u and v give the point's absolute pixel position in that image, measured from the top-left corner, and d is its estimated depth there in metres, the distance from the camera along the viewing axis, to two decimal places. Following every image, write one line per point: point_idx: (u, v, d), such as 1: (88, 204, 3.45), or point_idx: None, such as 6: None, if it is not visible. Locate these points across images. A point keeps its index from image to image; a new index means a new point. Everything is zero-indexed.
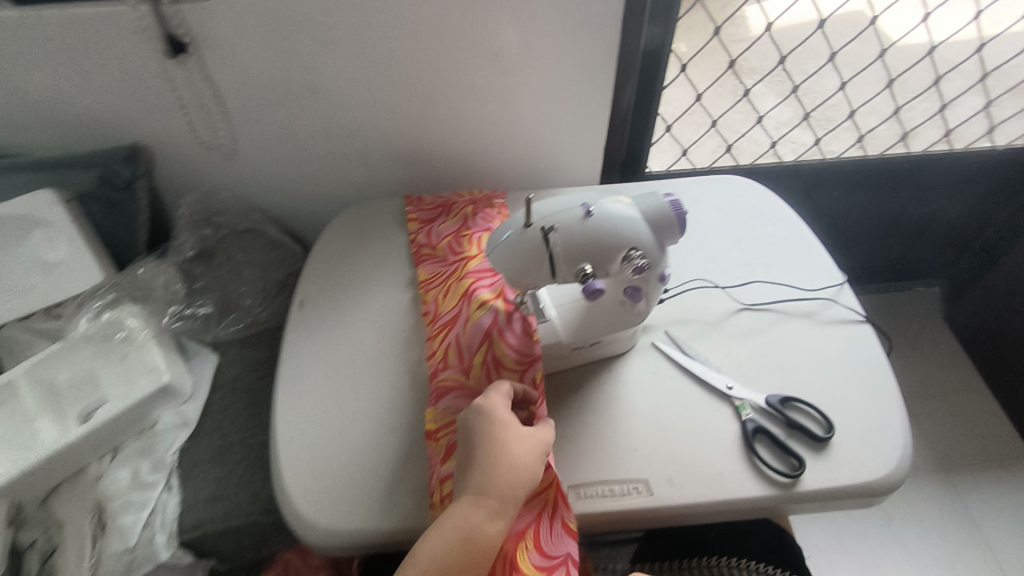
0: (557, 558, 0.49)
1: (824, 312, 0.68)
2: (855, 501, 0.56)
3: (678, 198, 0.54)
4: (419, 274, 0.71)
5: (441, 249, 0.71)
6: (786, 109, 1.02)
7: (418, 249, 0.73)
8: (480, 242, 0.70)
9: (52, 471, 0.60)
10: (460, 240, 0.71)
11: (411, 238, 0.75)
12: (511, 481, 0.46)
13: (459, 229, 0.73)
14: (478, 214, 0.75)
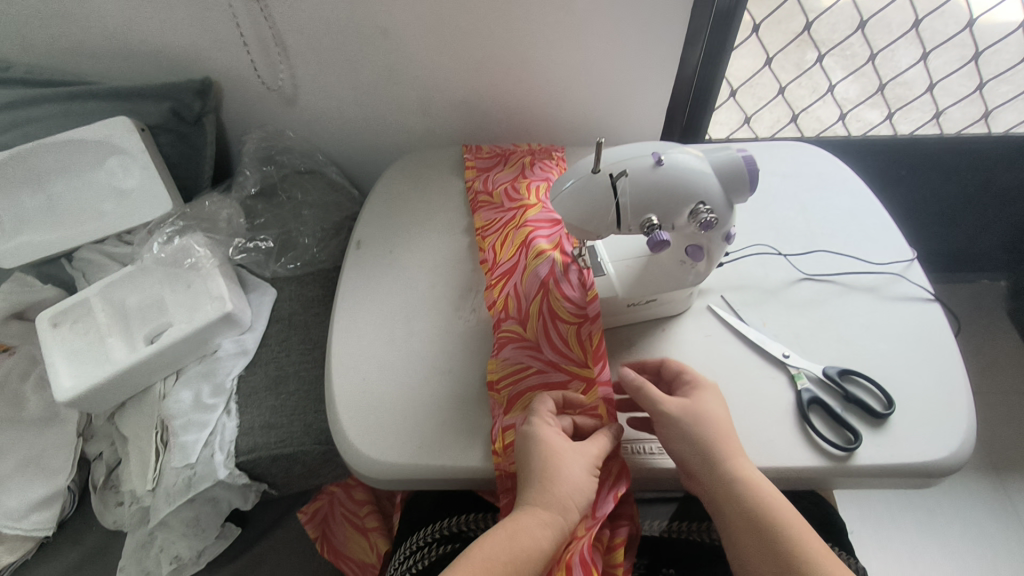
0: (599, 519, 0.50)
1: (891, 287, 0.65)
2: (911, 481, 0.54)
3: (752, 154, 0.52)
4: (475, 222, 0.71)
5: (498, 196, 0.71)
6: (857, 83, 0.95)
7: (475, 196, 0.74)
8: (538, 191, 0.70)
9: (124, 385, 0.65)
10: (518, 188, 0.71)
11: (468, 186, 0.76)
12: (559, 505, 0.47)
13: (516, 178, 0.73)
14: (535, 164, 0.75)
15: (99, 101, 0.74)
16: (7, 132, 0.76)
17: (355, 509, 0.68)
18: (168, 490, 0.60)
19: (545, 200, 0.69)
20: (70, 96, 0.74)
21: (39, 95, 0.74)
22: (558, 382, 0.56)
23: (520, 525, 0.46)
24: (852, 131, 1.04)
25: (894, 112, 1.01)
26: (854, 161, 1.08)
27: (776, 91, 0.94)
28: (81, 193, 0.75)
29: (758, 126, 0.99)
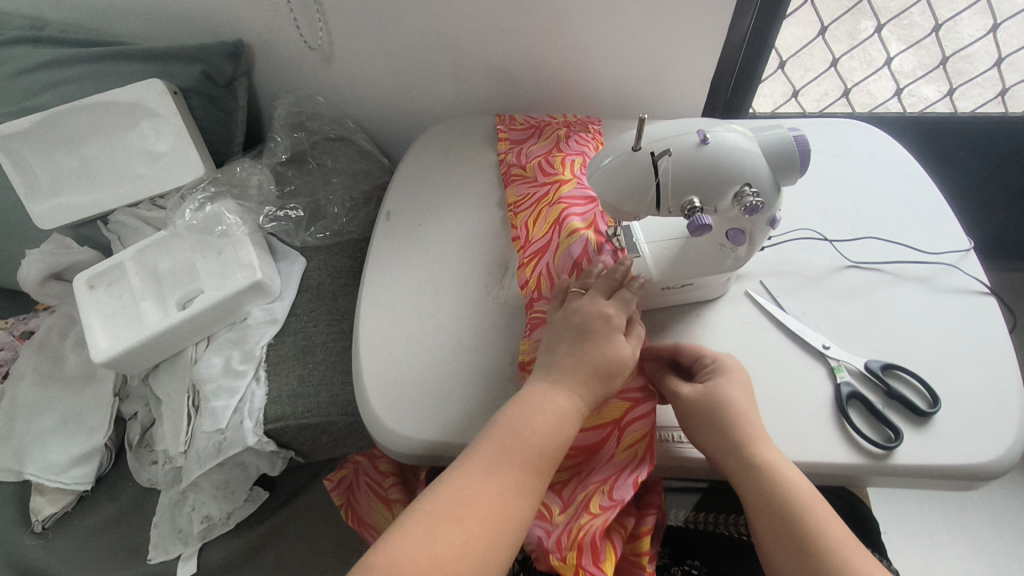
0: (616, 501, 0.48)
1: (943, 278, 0.61)
2: (950, 483, 0.51)
3: (804, 134, 0.49)
4: (508, 197, 0.70)
5: (531, 167, 0.69)
6: (918, 54, 0.89)
7: (508, 169, 0.72)
8: (573, 166, 0.68)
9: (156, 348, 0.66)
10: (552, 162, 0.68)
11: (500, 158, 0.74)
12: (603, 369, 0.49)
13: (551, 151, 0.71)
14: (571, 137, 0.72)
15: (131, 62, 0.73)
16: (40, 93, 0.75)
17: (380, 479, 0.68)
18: (199, 453, 0.62)
19: (581, 176, 0.67)
20: (104, 57, 0.73)
21: (73, 55, 0.74)
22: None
23: (553, 397, 0.48)
24: (905, 108, 0.98)
25: (954, 88, 0.96)
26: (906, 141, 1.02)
27: (828, 63, 0.88)
28: (116, 155, 0.75)
29: (805, 101, 0.93)
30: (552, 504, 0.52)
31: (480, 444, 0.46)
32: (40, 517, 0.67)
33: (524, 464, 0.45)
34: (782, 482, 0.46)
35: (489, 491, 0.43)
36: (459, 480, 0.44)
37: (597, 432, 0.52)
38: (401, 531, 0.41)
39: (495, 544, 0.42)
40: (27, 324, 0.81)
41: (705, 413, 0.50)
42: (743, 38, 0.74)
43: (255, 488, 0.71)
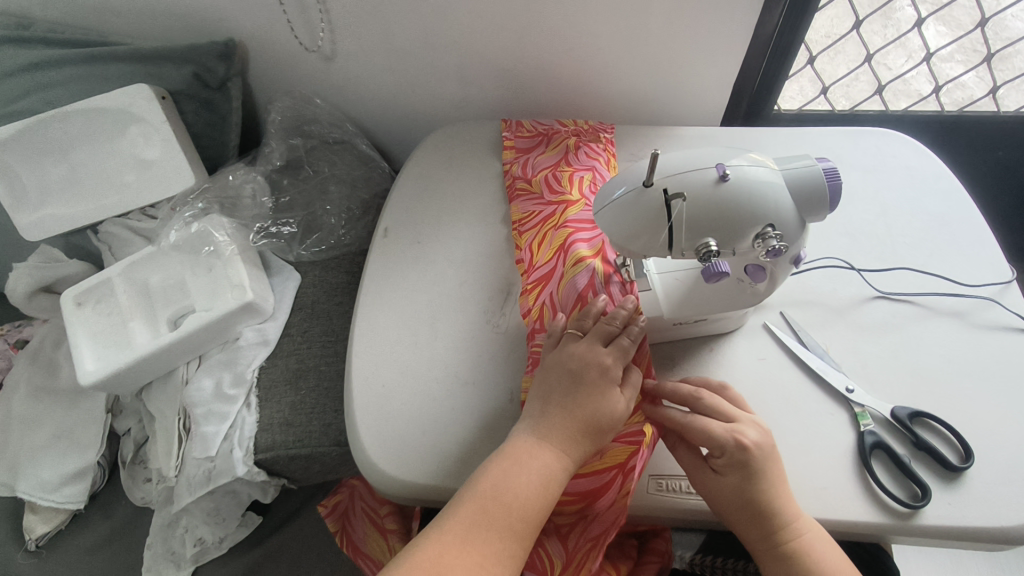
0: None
1: (981, 314, 0.56)
2: (982, 546, 0.47)
3: (835, 165, 0.45)
4: (512, 214, 0.65)
5: (537, 182, 0.65)
6: (965, 48, 0.82)
7: (512, 182, 0.67)
8: (581, 183, 0.63)
9: (146, 370, 0.64)
10: (560, 178, 0.64)
11: (505, 168, 0.69)
12: (594, 428, 0.46)
13: (558, 163, 0.66)
14: (581, 148, 0.67)
15: (120, 64, 0.70)
16: (26, 96, 0.72)
17: (375, 505, 0.67)
18: (189, 481, 0.60)
19: (589, 195, 0.62)
20: (90, 58, 0.70)
21: (59, 56, 0.70)
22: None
23: (539, 455, 0.45)
24: (945, 107, 0.90)
25: (1000, 85, 0.88)
26: (943, 142, 0.95)
27: (863, 58, 0.80)
28: (105, 163, 0.74)
29: (839, 100, 0.84)
30: (555, 554, 0.51)
31: (460, 505, 0.44)
32: (32, 537, 0.67)
33: (506, 530, 0.43)
34: (808, 568, 0.44)
35: (469, 561, 0.42)
36: (437, 547, 0.42)
37: (598, 477, 0.48)
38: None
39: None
40: (21, 332, 0.80)
41: (723, 501, 0.46)
42: (774, 31, 0.67)
43: (248, 512, 0.72)
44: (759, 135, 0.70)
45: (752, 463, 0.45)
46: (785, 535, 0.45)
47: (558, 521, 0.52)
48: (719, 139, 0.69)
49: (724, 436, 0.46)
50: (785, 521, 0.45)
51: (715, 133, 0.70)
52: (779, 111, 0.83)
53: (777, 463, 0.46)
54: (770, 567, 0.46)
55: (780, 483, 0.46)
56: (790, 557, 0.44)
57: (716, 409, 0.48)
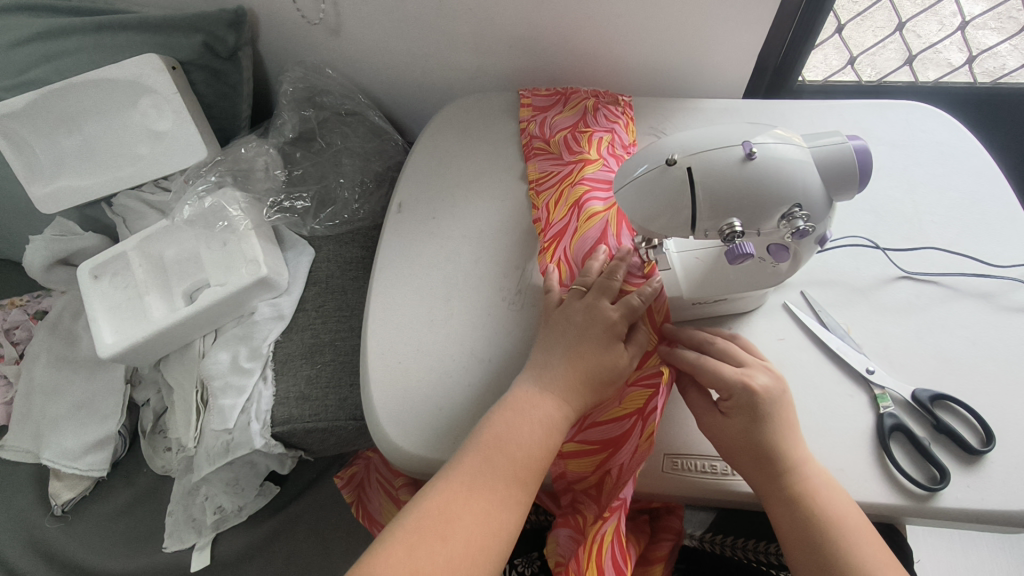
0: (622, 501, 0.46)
1: (1009, 295, 0.55)
2: (1000, 528, 0.47)
3: (866, 143, 0.43)
4: (529, 173, 0.65)
5: (555, 142, 0.65)
6: (1004, 16, 0.78)
7: (529, 141, 0.67)
8: (600, 144, 0.63)
9: (162, 342, 0.65)
10: (579, 139, 0.63)
11: (523, 127, 0.69)
12: (595, 380, 0.47)
13: (577, 124, 0.65)
14: (599, 110, 0.66)
15: (129, 33, 0.69)
16: (35, 66, 0.71)
17: (391, 479, 0.67)
18: (208, 451, 0.62)
19: (607, 156, 0.62)
20: (99, 27, 0.70)
21: (68, 25, 0.70)
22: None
23: (540, 404, 0.46)
24: (978, 79, 0.87)
25: None
26: (974, 114, 0.92)
27: (894, 27, 0.76)
28: (117, 135, 0.74)
29: (864, 70, 0.81)
30: (588, 512, 0.51)
31: (464, 456, 0.45)
32: (59, 502, 0.69)
33: (511, 478, 0.44)
34: (814, 510, 0.44)
35: (475, 508, 0.42)
36: (442, 496, 0.42)
37: (619, 425, 0.49)
38: (383, 552, 0.40)
39: (484, 559, 0.41)
40: (40, 303, 0.81)
41: (730, 444, 0.46)
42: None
43: (266, 482, 0.73)
44: (785, 108, 0.68)
45: (760, 404, 0.46)
46: (791, 477, 0.45)
47: (583, 486, 0.52)
48: (743, 114, 0.67)
49: (733, 377, 0.46)
50: (792, 462, 0.45)
51: (739, 107, 0.68)
52: (803, 82, 0.81)
53: (786, 408, 0.46)
54: (776, 512, 0.45)
55: (787, 426, 0.46)
56: (796, 499, 0.44)
57: (726, 352, 0.49)
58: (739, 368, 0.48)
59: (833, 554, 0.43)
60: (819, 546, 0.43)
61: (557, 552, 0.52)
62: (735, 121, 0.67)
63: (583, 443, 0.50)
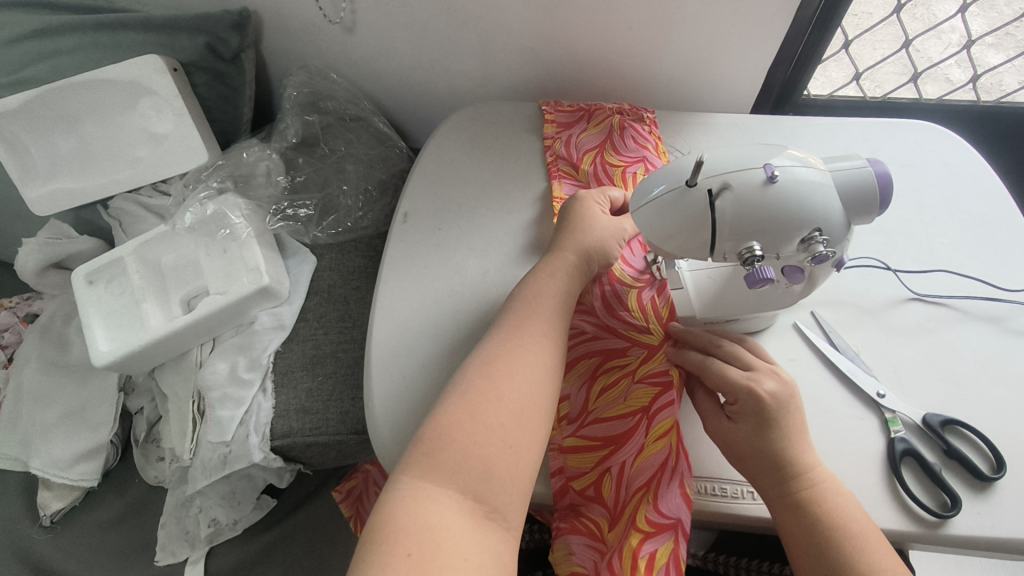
0: (669, 518, 0.43)
1: (1018, 319, 0.55)
2: (1010, 556, 0.46)
3: (887, 167, 0.43)
4: (553, 191, 0.64)
5: (584, 169, 0.64)
6: (1011, 35, 0.78)
7: (555, 160, 0.66)
8: (634, 180, 0.62)
9: (159, 351, 0.63)
10: (611, 174, 0.63)
11: (546, 144, 0.67)
12: (588, 255, 0.52)
13: (603, 146, 0.65)
14: (626, 129, 0.66)
15: (130, 33, 0.68)
16: (31, 65, 0.70)
17: None
18: (204, 464, 0.60)
19: None
20: (99, 26, 0.68)
21: (66, 22, 0.68)
22: (616, 349, 0.53)
23: (552, 283, 0.50)
24: (981, 97, 0.87)
25: None
26: (977, 132, 0.92)
27: (901, 44, 0.76)
28: (115, 137, 0.72)
29: (866, 84, 0.81)
30: (597, 515, 0.47)
31: (501, 324, 0.48)
32: (47, 512, 0.67)
33: (537, 337, 0.46)
34: (822, 517, 0.42)
35: (524, 357, 0.45)
36: (491, 355, 0.45)
37: (622, 422, 0.49)
38: (447, 408, 0.42)
39: (544, 403, 0.43)
40: (30, 306, 0.79)
41: (738, 450, 0.45)
42: (817, 9, 0.64)
43: (263, 495, 0.72)
44: (792, 124, 0.67)
45: (768, 410, 0.45)
46: (797, 483, 0.43)
47: (581, 488, 0.48)
48: (752, 129, 0.67)
49: (739, 381, 0.46)
50: (799, 469, 0.43)
51: (747, 121, 0.68)
52: (807, 96, 0.81)
53: (794, 413, 0.45)
54: (782, 519, 0.43)
55: (795, 432, 0.45)
56: (801, 506, 0.42)
57: (736, 355, 0.48)
58: (747, 372, 0.47)
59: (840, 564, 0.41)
60: (826, 556, 0.41)
61: (570, 562, 0.46)
62: (744, 137, 0.67)
63: (586, 437, 0.49)
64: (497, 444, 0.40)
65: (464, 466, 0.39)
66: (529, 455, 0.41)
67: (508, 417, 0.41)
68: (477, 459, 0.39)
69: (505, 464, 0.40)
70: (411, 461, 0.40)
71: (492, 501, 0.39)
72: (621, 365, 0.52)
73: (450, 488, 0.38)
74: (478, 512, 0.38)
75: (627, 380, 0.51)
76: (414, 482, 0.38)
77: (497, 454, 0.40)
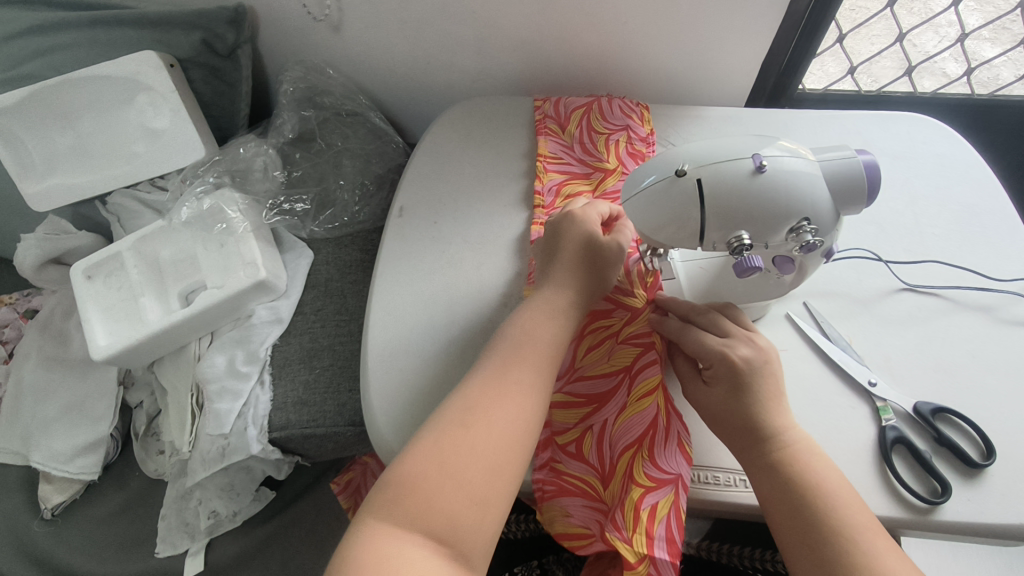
0: (669, 476, 0.44)
1: (1008, 309, 0.55)
2: (999, 542, 0.47)
3: (875, 157, 0.43)
4: (539, 148, 0.67)
5: (571, 131, 0.67)
6: (1004, 28, 0.78)
7: (543, 119, 0.69)
8: (617, 147, 0.65)
9: (157, 345, 0.64)
10: (595, 142, 0.65)
11: (536, 106, 0.70)
12: (581, 287, 0.51)
13: (590, 105, 0.68)
14: (615, 101, 0.68)
15: (126, 30, 0.68)
16: (29, 61, 0.70)
17: None
18: (203, 456, 0.61)
19: (626, 158, 0.64)
20: (95, 22, 0.69)
21: (63, 19, 0.69)
22: (602, 310, 0.54)
23: (540, 322, 0.49)
24: (975, 90, 0.87)
25: None
26: (971, 126, 0.92)
27: (895, 38, 0.76)
28: (113, 133, 0.73)
29: (862, 78, 0.81)
30: (576, 471, 0.48)
31: (484, 362, 0.47)
32: (48, 505, 0.68)
33: (522, 383, 0.45)
34: (794, 476, 0.42)
35: (503, 402, 0.44)
36: (472, 398, 0.44)
37: (605, 380, 0.50)
38: (418, 452, 0.41)
39: (519, 451, 0.43)
40: (30, 302, 0.79)
41: (716, 415, 0.46)
42: (807, 6, 0.64)
43: (261, 487, 0.73)
44: (786, 117, 0.68)
45: (741, 375, 0.46)
46: (770, 443, 0.44)
47: (562, 443, 0.49)
48: (746, 123, 0.67)
49: (714, 348, 0.47)
50: (773, 431, 0.44)
51: (741, 115, 0.68)
52: (803, 90, 0.81)
53: (769, 377, 0.46)
54: (757, 482, 0.44)
55: (770, 396, 0.45)
56: (774, 465, 0.43)
57: (714, 323, 0.49)
58: (723, 338, 0.48)
59: (812, 520, 0.41)
60: (800, 513, 0.41)
61: (567, 522, 0.47)
62: (738, 130, 0.67)
63: (572, 394, 0.51)
64: (463, 494, 0.40)
65: (429, 514, 0.39)
66: (499, 510, 0.41)
67: (481, 472, 0.41)
68: (443, 508, 0.39)
69: (472, 519, 0.40)
70: (379, 501, 0.40)
71: (456, 549, 0.39)
72: (607, 325, 0.53)
73: (414, 534, 0.38)
74: (441, 557, 0.38)
75: (611, 341, 0.52)
76: (384, 523, 0.39)
77: (462, 505, 0.40)
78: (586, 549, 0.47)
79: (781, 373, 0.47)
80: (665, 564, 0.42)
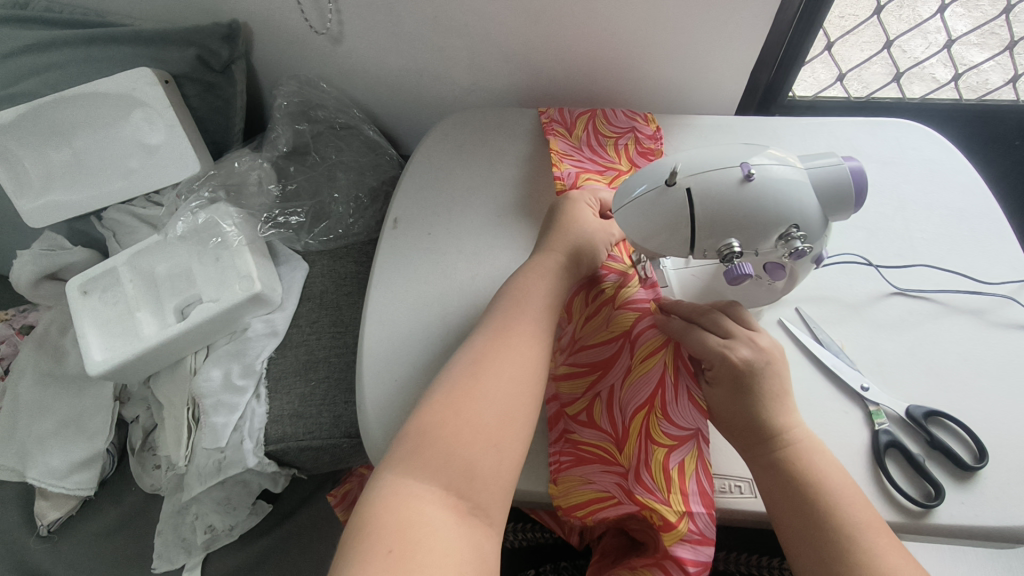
0: (687, 431, 0.45)
1: (998, 312, 0.56)
2: (994, 544, 0.47)
3: (860, 162, 0.43)
4: (550, 146, 0.67)
5: (578, 135, 0.68)
6: (988, 35, 0.80)
7: (550, 123, 0.69)
8: (627, 150, 0.66)
9: (152, 360, 0.64)
10: (604, 144, 0.67)
11: (543, 113, 0.72)
12: (574, 258, 0.53)
13: (595, 115, 0.69)
14: (617, 113, 0.69)
15: (123, 47, 0.69)
16: (26, 80, 0.71)
17: None
18: (200, 471, 0.61)
19: (638, 162, 0.65)
20: (91, 40, 0.69)
21: (58, 38, 0.70)
22: (596, 282, 0.56)
23: (538, 284, 0.50)
24: (964, 95, 0.87)
25: (1020, 74, 0.86)
26: (960, 130, 0.93)
27: (883, 44, 0.77)
28: (107, 149, 0.74)
29: (852, 84, 0.82)
30: (587, 437, 0.48)
31: (489, 325, 0.48)
32: (45, 522, 0.68)
33: (525, 342, 0.46)
34: (797, 476, 0.43)
35: (509, 356, 0.45)
36: (478, 354, 0.45)
37: (606, 347, 0.51)
38: (431, 408, 0.42)
39: (528, 404, 0.44)
40: (26, 318, 0.80)
41: (722, 415, 0.46)
42: (795, 14, 0.65)
43: (257, 501, 0.73)
44: (776, 125, 0.68)
45: (742, 377, 0.45)
46: (773, 441, 0.44)
47: (573, 413, 0.50)
48: (735, 130, 0.68)
49: (715, 349, 0.46)
50: (777, 428, 0.44)
51: (732, 123, 0.69)
52: (793, 97, 0.81)
53: (770, 377, 0.46)
54: (764, 483, 0.44)
55: (771, 396, 0.45)
56: (778, 465, 0.43)
57: (715, 321, 0.48)
58: (724, 339, 0.47)
59: (818, 519, 0.41)
60: (806, 512, 0.42)
61: (586, 489, 0.46)
62: (729, 138, 0.68)
63: (575, 364, 0.52)
64: (479, 442, 0.40)
65: (445, 463, 0.39)
66: (512, 457, 0.41)
67: (492, 417, 0.42)
68: (460, 457, 0.40)
69: (485, 462, 0.40)
70: (395, 457, 0.40)
71: (474, 497, 0.39)
72: (600, 294, 0.54)
73: (434, 482, 0.39)
74: (460, 507, 0.38)
75: (608, 308, 0.53)
76: (399, 477, 0.39)
77: (480, 452, 0.40)
78: (606, 512, 0.45)
79: (785, 371, 0.47)
80: (703, 517, 0.43)
